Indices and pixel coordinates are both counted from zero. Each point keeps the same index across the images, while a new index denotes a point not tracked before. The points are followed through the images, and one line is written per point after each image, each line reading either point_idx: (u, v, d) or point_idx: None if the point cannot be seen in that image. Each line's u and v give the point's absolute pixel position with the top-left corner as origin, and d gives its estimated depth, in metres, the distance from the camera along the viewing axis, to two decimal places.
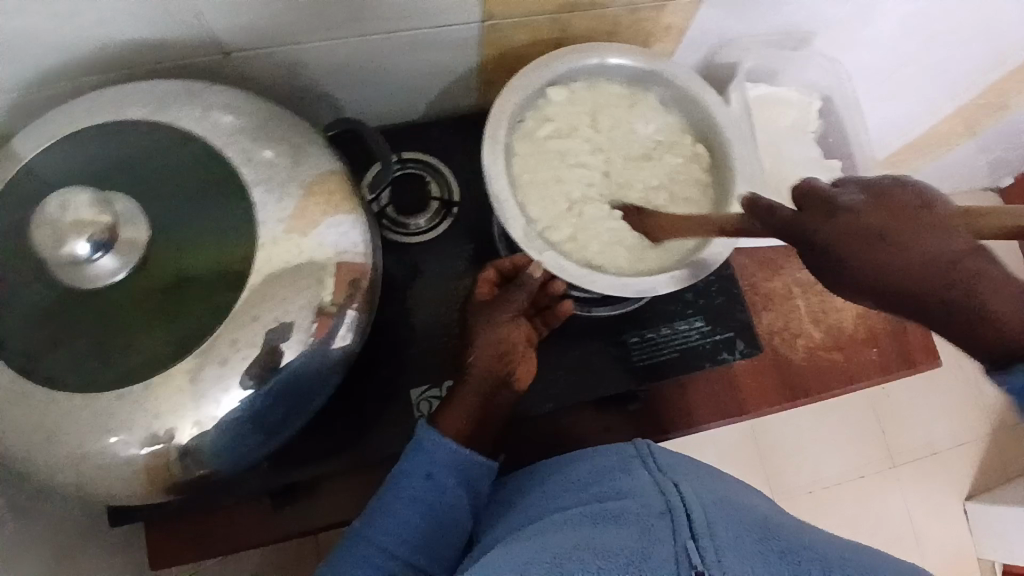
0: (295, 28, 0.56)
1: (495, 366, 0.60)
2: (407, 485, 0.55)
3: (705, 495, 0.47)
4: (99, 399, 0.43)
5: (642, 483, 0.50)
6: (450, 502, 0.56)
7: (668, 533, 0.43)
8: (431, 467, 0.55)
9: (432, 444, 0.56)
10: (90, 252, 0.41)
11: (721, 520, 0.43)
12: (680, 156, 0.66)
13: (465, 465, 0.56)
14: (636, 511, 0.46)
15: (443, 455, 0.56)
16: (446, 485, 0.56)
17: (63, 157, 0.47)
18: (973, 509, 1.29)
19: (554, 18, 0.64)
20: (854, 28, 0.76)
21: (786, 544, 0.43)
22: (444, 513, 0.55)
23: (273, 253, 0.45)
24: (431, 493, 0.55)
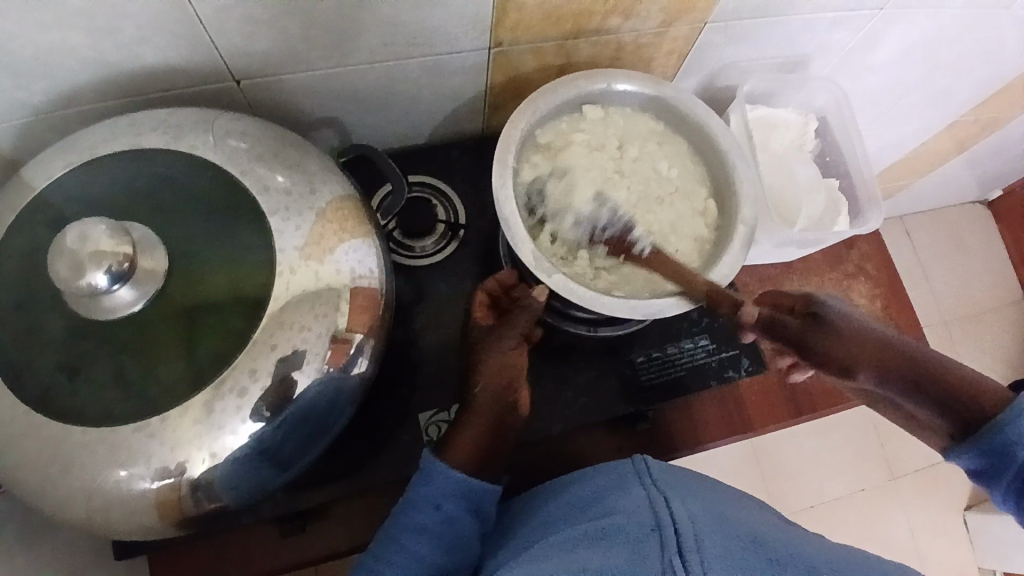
0: (308, 56, 0.57)
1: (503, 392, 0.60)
2: (416, 517, 0.56)
3: (696, 507, 0.49)
4: (112, 432, 0.42)
5: (633, 499, 0.51)
6: (459, 530, 0.56)
7: (655, 551, 0.45)
8: (440, 499, 0.56)
9: (442, 476, 0.56)
10: (109, 284, 0.40)
11: (708, 532, 0.46)
12: (696, 203, 0.67)
13: (473, 493, 0.57)
14: (625, 528, 0.48)
15: (452, 484, 0.56)
16: (455, 515, 0.56)
17: (76, 185, 0.47)
18: (972, 520, 1.30)
19: (560, 44, 0.65)
20: (848, 52, 0.78)
21: (773, 551, 0.46)
22: (455, 541, 0.56)
23: (291, 281, 0.45)
24: (440, 524, 0.56)
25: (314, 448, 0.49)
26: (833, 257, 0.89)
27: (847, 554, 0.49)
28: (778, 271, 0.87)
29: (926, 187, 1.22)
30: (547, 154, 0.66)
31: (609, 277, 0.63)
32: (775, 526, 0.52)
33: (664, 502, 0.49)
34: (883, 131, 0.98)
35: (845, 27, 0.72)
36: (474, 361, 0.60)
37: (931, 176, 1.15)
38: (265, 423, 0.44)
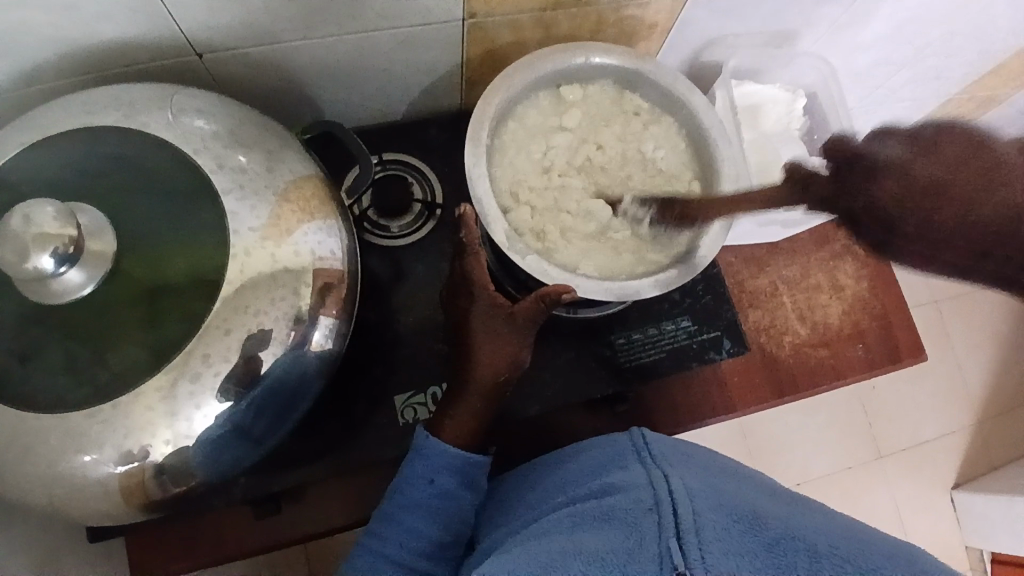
0: (272, 30, 0.55)
1: (495, 380, 0.58)
2: (410, 492, 0.56)
3: (696, 486, 0.47)
4: (66, 418, 0.42)
5: (632, 480, 0.49)
6: (454, 507, 0.56)
7: (654, 533, 0.43)
8: (434, 473, 0.56)
9: (434, 453, 0.56)
10: (56, 267, 0.39)
11: (708, 512, 0.44)
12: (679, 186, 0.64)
13: (466, 468, 0.57)
14: (623, 510, 0.46)
15: (447, 460, 0.56)
16: (450, 489, 0.56)
17: (27, 164, 0.46)
18: (959, 498, 1.31)
19: (538, 17, 0.63)
20: (837, 24, 0.76)
21: (775, 532, 0.43)
22: (452, 515, 0.56)
23: (246, 263, 0.44)
24: (434, 499, 0.56)
25: (284, 426, 0.49)
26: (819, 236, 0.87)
27: (867, 539, 0.45)
28: (762, 251, 0.85)
29: None
30: (523, 124, 0.64)
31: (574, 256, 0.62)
32: (783, 503, 0.49)
33: (664, 482, 0.47)
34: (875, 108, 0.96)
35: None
36: (467, 340, 0.58)
37: None
38: (234, 403, 0.44)
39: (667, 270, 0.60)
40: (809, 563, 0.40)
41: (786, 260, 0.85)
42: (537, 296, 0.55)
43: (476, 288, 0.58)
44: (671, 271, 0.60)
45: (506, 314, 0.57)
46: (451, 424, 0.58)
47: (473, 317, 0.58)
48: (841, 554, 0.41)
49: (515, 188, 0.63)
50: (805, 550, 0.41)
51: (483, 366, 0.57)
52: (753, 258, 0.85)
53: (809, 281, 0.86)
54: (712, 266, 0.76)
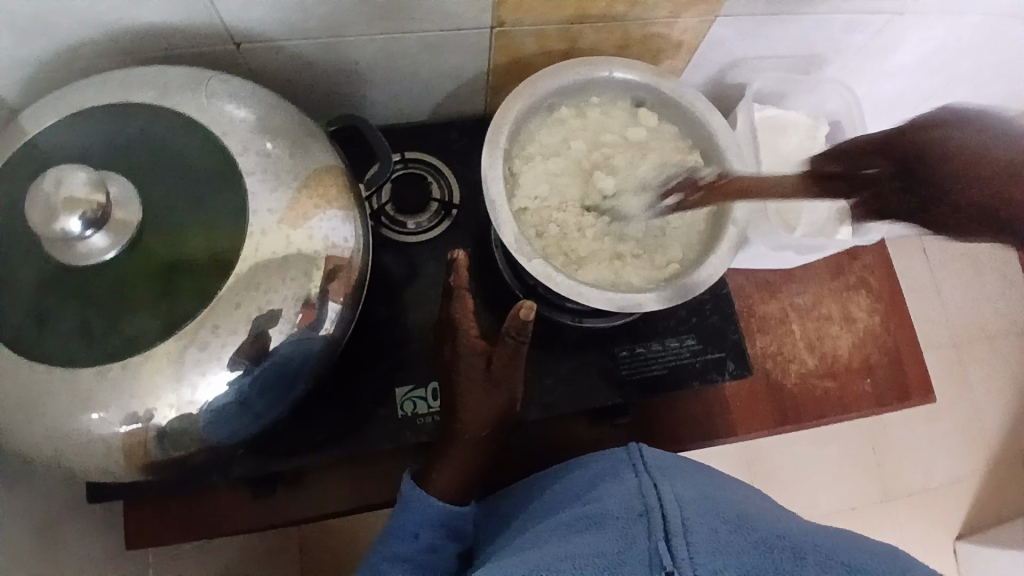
0: (308, 24, 0.57)
1: (478, 426, 0.60)
2: (397, 546, 0.58)
3: (685, 489, 0.48)
4: (79, 375, 0.43)
5: (624, 484, 0.50)
6: (442, 558, 0.58)
7: (644, 536, 0.44)
8: (417, 528, 0.58)
9: (421, 506, 0.58)
10: (81, 230, 0.42)
11: (697, 514, 0.45)
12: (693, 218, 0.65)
13: (452, 520, 0.59)
14: (613, 514, 0.47)
15: (432, 511, 0.58)
16: (435, 543, 0.58)
17: (67, 134, 0.48)
18: (964, 548, 1.28)
19: (565, 29, 0.64)
20: (864, 55, 0.76)
21: (761, 532, 0.44)
22: (431, 565, 0.58)
23: (260, 243, 0.46)
24: (421, 553, 0.57)
25: (286, 399, 0.50)
26: (833, 266, 0.87)
27: (834, 530, 0.48)
28: (776, 278, 0.85)
29: None
30: (546, 125, 0.67)
31: (565, 260, 0.64)
32: (766, 506, 0.51)
33: (654, 486, 0.48)
34: None
35: (864, 31, 0.71)
36: (452, 385, 0.60)
37: None
38: (243, 373, 0.45)
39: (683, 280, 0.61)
40: (794, 560, 0.42)
41: (797, 287, 0.85)
42: (507, 334, 0.57)
43: (459, 336, 0.60)
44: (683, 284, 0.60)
45: (486, 359, 0.60)
46: (438, 472, 0.60)
47: (455, 367, 0.60)
48: (824, 550, 0.43)
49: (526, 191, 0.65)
50: (792, 548, 0.43)
51: (469, 413, 0.59)
52: (766, 283, 0.85)
53: (819, 311, 0.85)
54: (720, 287, 0.76)
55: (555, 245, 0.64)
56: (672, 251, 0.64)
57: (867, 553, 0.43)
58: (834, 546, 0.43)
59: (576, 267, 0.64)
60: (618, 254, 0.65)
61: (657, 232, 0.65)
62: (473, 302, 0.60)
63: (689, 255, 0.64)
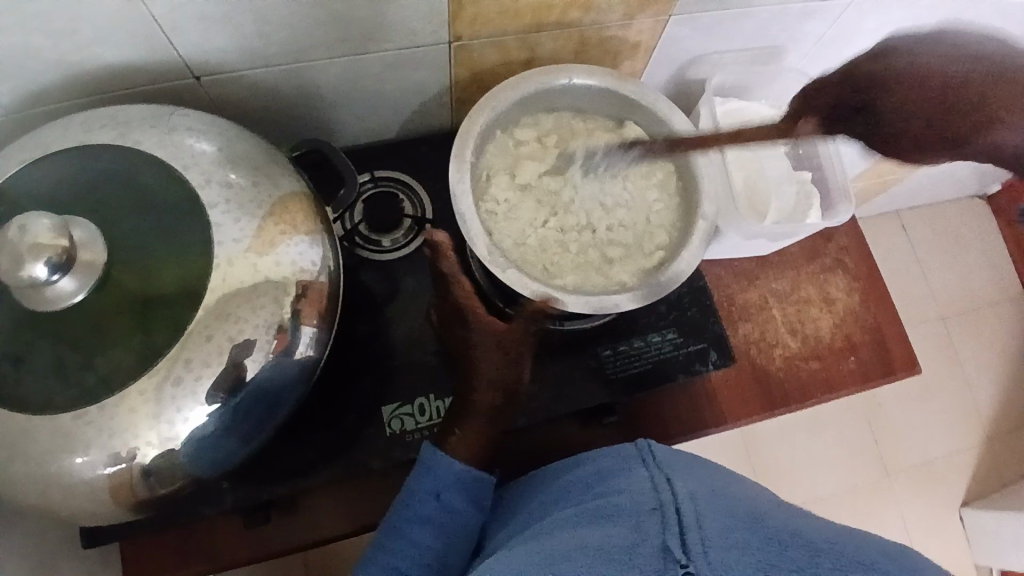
0: (266, 53, 0.58)
1: (493, 395, 0.62)
2: (418, 507, 0.56)
3: (700, 488, 0.48)
4: (58, 419, 0.44)
5: (637, 481, 0.50)
6: (459, 525, 0.56)
7: (656, 529, 0.44)
8: (438, 488, 0.57)
9: (442, 465, 0.58)
10: (48, 275, 0.42)
11: (710, 512, 0.44)
12: (665, 207, 0.67)
13: (472, 483, 0.58)
14: (627, 510, 0.47)
15: (449, 471, 0.58)
16: (457, 505, 0.57)
17: (30, 180, 0.48)
18: (969, 518, 1.28)
19: (521, 39, 0.65)
20: (820, 44, 0.78)
21: (775, 530, 0.44)
22: (450, 530, 0.56)
23: (229, 272, 0.46)
24: (441, 514, 0.56)
25: (268, 425, 0.50)
26: (807, 250, 0.88)
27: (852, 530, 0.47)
28: (753, 265, 0.86)
29: (918, 180, 1.21)
30: (503, 149, 0.67)
31: (547, 272, 0.64)
32: (774, 501, 0.51)
33: (668, 483, 0.48)
34: None
35: (815, 19, 0.72)
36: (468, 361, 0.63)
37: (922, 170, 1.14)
38: (220, 405, 0.46)
39: (652, 281, 0.61)
40: (808, 555, 0.42)
41: (774, 273, 0.86)
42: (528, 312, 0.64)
43: (471, 316, 0.63)
44: (656, 282, 0.61)
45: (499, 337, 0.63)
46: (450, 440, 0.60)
47: (471, 343, 0.63)
48: (841, 550, 0.42)
49: (494, 207, 0.65)
50: (807, 544, 0.42)
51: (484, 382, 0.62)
52: (743, 272, 0.86)
53: (799, 295, 0.86)
54: (698, 279, 0.77)
55: (527, 252, 0.65)
56: (655, 240, 0.66)
57: (883, 553, 0.43)
58: (850, 546, 0.43)
59: (548, 273, 0.64)
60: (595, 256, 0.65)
61: (636, 226, 0.67)
62: (469, 283, 0.64)
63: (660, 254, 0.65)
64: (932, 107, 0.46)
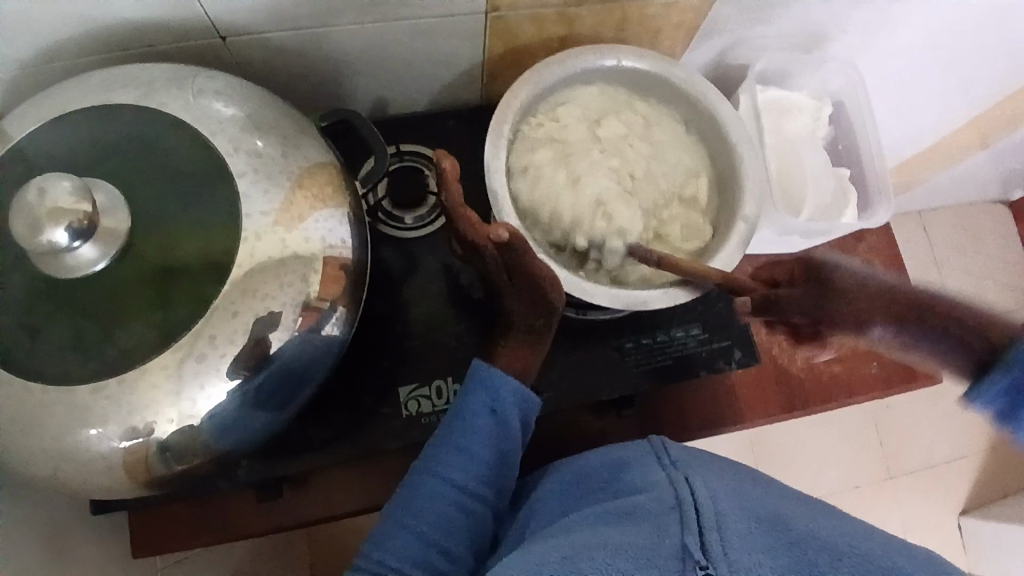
0: (295, 14, 0.55)
1: (535, 320, 0.57)
2: (473, 421, 0.56)
3: (717, 484, 0.48)
4: (74, 391, 0.42)
5: (654, 477, 0.51)
6: (509, 438, 0.57)
7: (675, 528, 0.44)
8: (496, 404, 0.56)
9: (498, 382, 0.57)
10: (69, 241, 0.40)
11: (730, 510, 0.45)
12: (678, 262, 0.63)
13: (525, 400, 0.58)
14: (646, 507, 0.47)
15: (507, 389, 0.57)
16: (509, 420, 0.57)
17: (48, 140, 0.46)
18: (968, 523, 1.29)
19: (561, 12, 0.62)
20: (869, 35, 0.74)
21: (794, 530, 0.44)
22: (502, 443, 0.57)
23: (255, 248, 0.44)
24: (495, 428, 0.56)
25: (290, 403, 0.49)
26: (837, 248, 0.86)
27: (873, 529, 0.48)
28: None
29: (947, 182, 1.18)
30: (608, 96, 0.65)
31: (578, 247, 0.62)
32: (789, 496, 0.51)
33: (685, 480, 0.49)
34: (902, 120, 0.94)
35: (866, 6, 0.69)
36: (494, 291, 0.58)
37: (953, 170, 1.11)
38: (243, 380, 0.44)
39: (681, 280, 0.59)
40: (827, 555, 0.42)
41: None
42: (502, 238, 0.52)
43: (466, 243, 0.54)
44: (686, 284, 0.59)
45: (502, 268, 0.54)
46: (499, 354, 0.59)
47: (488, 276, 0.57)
48: (861, 551, 0.43)
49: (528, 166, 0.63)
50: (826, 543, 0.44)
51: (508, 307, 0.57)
52: None
53: None
54: None
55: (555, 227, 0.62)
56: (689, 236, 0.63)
57: (903, 554, 0.44)
58: (870, 547, 0.44)
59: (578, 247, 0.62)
60: None
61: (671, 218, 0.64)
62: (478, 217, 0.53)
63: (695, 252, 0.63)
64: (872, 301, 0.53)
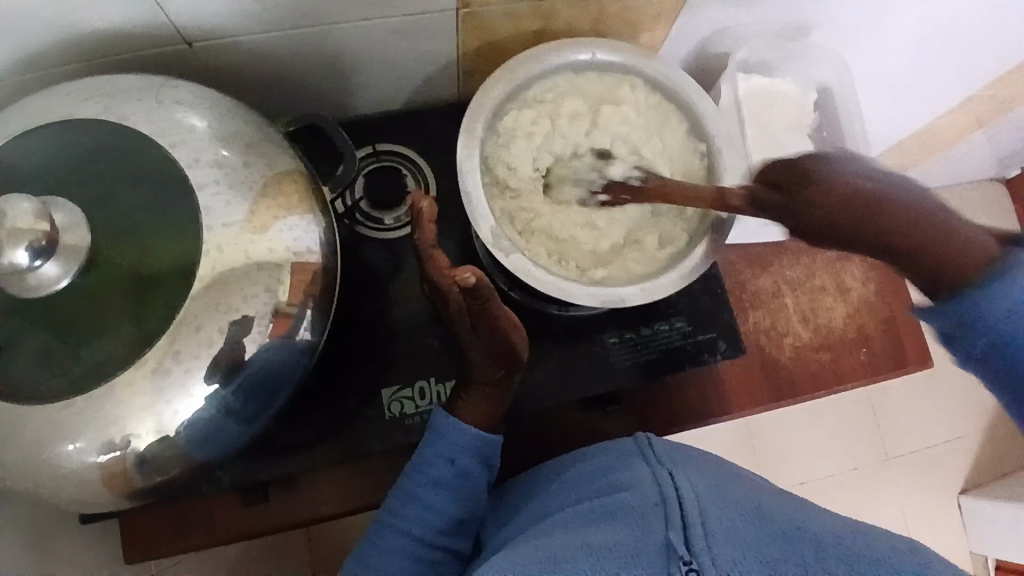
0: (260, 19, 0.54)
1: (491, 369, 0.57)
2: (431, 472, 0.57)
3: (701, 480, 0.48)
4: (46, 408, 0.42)
5: (639, 474, 0.51)
6: (471, 484, 0.58)
7: (659, 526, 0.44)
8: (453, 454, 0.57)
9: (455, 434, 0.57)
10: (30, 261, 0.40)
11: (713, 504, 0.45)
12: (646, 266, 0.61)
13: (484, 447, 0.58)
14: (630, 505, 0.47)
15: (465, 439, 0.57)
16: (469, 469, 0.58)
17: (11, 156, 0.46)
18: (967, 504, 1.28)
19: (533, 7, 0.61)
20: (852, 21, 0.73)
21: (777, 523, 0.44)
22: (462, 490, 0.58)
23: (218, 260, 0.44)
24: (454, 478, 0.57)
25: (267, 409, 0.49)
26: None
27: (854, 520, 0.48)
28: (768, 252, 0.83)
29: (941, 164, 1.17)
30: (585, 87, 0.63)
31: (557, 246, 0.62)
32: (771, 489, 0.51)
33: (669, 476, 0.48)
34: (892, 105, 0.92)
35: None
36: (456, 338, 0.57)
37: (946, 152, 1.10)
38: (219, 387, 0.44)
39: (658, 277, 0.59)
40: (810, 547, 0.43)
41: (790, 260, 0.84)
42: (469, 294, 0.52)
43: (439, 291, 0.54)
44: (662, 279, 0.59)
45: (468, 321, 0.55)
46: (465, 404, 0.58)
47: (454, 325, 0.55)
48: (844, 542, 0.43)
49: (503, 162, 0.61)
50: (808, 539, 0.44)
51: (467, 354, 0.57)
52: (758, 257, 0.83)
53: (813, 282, 0.84)
54: (710, 266, 0.74)
55: (530, 228, 0.62)
56: (669, 231, 0.62)
57: (883, 542, 0.44)
58: (852, 538, 0.44)
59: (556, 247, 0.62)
60: (603, 239, 0.62)
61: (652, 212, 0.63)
62: (447, 259, 0.53)
63: (675, 246, 0.62)
64: (840, 208, 0.40)
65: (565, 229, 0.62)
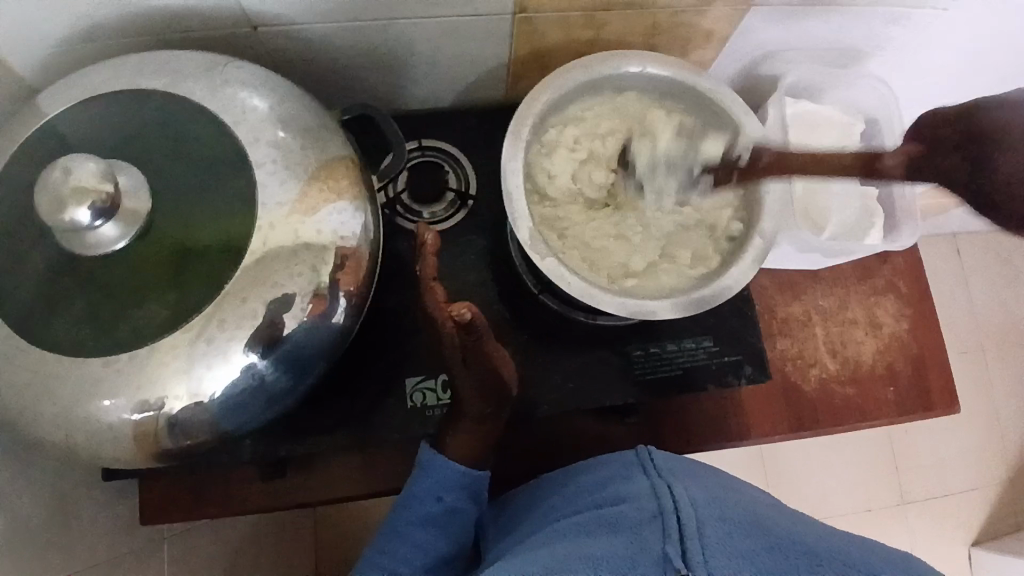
0: (323, 8, 0.56)
1: (478, 405, 0.57)
2: (420, 509, 0.60)
3: (696, 490, 0.48)
4: (89, 363, 0.44)
5: (636, 485, 0.51)
6: (460, 519, 0.61)
7: (656, 539, 0.44)
8: (440, 492, 0.60)
9: (441, 470, 0.60)
10: (91, 220, 0.42)
11: (711, 519, 0.45)
12: (677, 281, 0.61)
13: (472, 484, 0.61)
14: (627, 517, 0.47)
15: (450, 477, 0.60)
16: (456, 505, 0.60)
17: (79, 120, 0.48)
18: (982, 556, 1.25)
19: (589, 16, 0.62)
20: (906, 54, 0.72)
21: (772, 532, 0.45)
22: (452, 527, 0.60)
23: (269, 236, 0.45)
24: (442, 515, 0.60)
25: (296, 387, 0.50)
26: (860, 269, 0.84)
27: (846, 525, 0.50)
28: (800, 279, 0.82)
29: None
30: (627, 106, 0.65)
31: (591, 254, 0.62)
32: (764, 499, 0.51)
33: (666, 487, 0.49)
34: None
35: (907, 24, 0.67)
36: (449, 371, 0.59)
37: None
38: (256, 362, 0.45)
39: (690, 294, 0.58)
40: (806, 556, 0.44)
41: (821, 289, 0.83)
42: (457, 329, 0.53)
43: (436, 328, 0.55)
44: (695, 297, 0.58)
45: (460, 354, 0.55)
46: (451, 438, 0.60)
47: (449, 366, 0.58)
48: (839, 551, 0.44)
49: (544, 170, 0.63)
50: (804, 549, 0.44)
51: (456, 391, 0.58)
52: (789, 284, 0.82)
53: (844, 314, 0.83)
54: (741, 288, 0.74)
55: (565, 236, 0.62)
56: (701, 251, 0.63)
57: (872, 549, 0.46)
58: (847, 545, 0.45)
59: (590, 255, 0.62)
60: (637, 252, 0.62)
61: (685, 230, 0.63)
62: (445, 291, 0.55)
63: (708, 266, 0.62)
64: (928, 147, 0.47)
65: (597, 239, 0.63)
